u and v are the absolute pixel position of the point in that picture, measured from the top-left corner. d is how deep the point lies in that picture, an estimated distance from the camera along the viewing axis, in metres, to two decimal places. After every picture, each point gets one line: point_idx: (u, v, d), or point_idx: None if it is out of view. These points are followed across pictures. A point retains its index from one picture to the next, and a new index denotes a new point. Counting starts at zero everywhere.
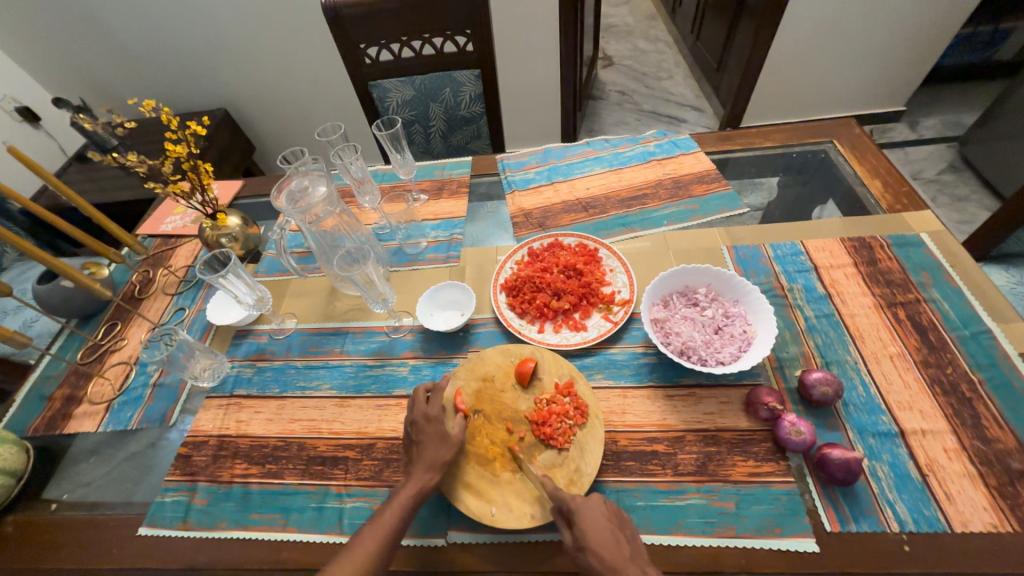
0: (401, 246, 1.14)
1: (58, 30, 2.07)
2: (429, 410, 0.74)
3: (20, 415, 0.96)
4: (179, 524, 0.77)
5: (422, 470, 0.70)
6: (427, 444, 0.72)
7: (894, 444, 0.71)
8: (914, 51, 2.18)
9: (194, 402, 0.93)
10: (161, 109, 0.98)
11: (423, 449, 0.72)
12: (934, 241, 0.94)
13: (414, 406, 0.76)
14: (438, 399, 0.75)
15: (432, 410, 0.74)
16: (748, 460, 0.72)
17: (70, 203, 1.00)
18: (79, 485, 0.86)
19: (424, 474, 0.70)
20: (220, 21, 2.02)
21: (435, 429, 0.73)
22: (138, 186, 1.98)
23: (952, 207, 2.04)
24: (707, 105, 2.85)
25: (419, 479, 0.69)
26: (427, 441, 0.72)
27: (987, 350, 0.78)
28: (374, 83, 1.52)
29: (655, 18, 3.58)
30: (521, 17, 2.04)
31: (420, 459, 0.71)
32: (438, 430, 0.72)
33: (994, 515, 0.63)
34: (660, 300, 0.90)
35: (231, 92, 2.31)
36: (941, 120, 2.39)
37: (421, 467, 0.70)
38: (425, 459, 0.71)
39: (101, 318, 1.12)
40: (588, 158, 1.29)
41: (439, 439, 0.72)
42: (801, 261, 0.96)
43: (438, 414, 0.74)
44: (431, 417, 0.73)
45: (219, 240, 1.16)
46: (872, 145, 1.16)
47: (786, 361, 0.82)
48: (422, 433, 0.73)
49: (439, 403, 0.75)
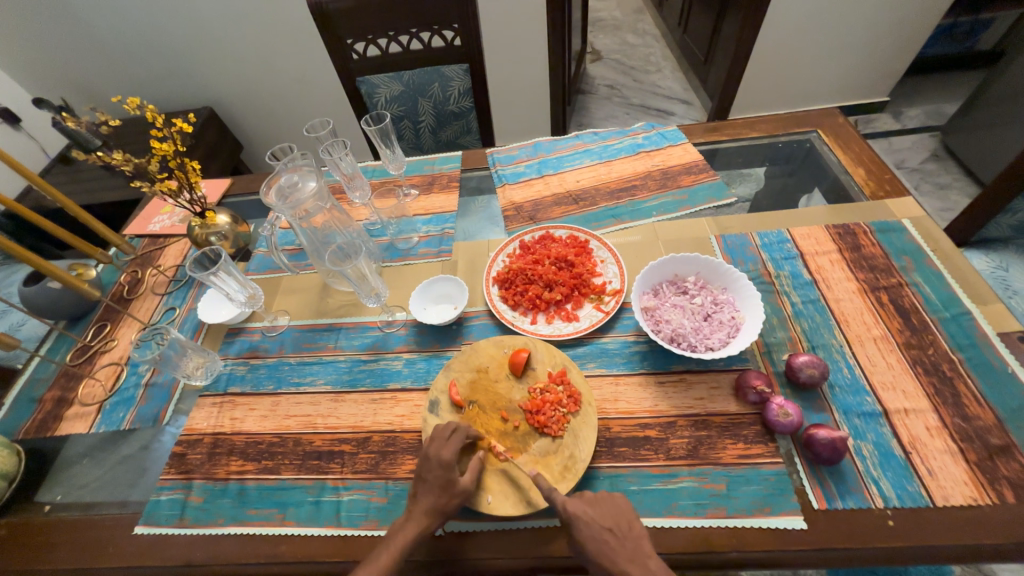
0: (392, 241, 1.14)
1: (36, 28, 2.03)
2: (444, 452, 0.69)
3: (9, 420, 0.95)
4: (176, 522, 0.77)
5: (421, 515, 0.67)
6: (430, 487, 0.69)
7: (878, 423, 0.73)
8: (897, 43, 2.22)
9: (187, 402, 0.93)
10: (146, 106, 0.97)
11: (425, 489, 0.69)
12: (915, 227, 0.96)
13: (433, 441, 0.72)
14: (454, 441, 0.70)
15: (446, 452, 0.69)
16: (737, 442, 0.73)
17: (55, 202, 0.98)
18: (74, 487, 0.85)
19: (422, 520, 0.67)
20: (204, 19, 2.00)
21: (444, 476, 0.68)
22: (123, 186, 1.95)
23: (935, 195, 2.08)
24: (695, 98, 2.86)
25: (418, 525, 0.67)
26: (431, 482, 0.69)
27: (967, 331, 0.80)
28: (362, 79, 1.51)
29: (643, 12, 3.59)
30: (508, 11, 2.04)
31: (421, 500, 0.68)
32: (446, 477, 0.68)
33: (974, 489, 0.65)
34: (650, 289, 0.91)
35: (216, 90, 2.28)
36: (924, 110, 2.43)
37: (421, 510, 0.68)
38: (426, 503, 0.68)
39: (90, 320, 1.11)
40: (578, 151, 1.30)
41: (444, 485, 0.68)
42: (787, 248, 0.98)
43: (450, 460, 0.69)
44: (443, 460, 0.69)
45: (208, 239, 1.15)
46: (856, 134, 1.18)
47: (774, 346, 0.84)
48: (430, 474, 0.69)
49: (454, 445, 0.70)
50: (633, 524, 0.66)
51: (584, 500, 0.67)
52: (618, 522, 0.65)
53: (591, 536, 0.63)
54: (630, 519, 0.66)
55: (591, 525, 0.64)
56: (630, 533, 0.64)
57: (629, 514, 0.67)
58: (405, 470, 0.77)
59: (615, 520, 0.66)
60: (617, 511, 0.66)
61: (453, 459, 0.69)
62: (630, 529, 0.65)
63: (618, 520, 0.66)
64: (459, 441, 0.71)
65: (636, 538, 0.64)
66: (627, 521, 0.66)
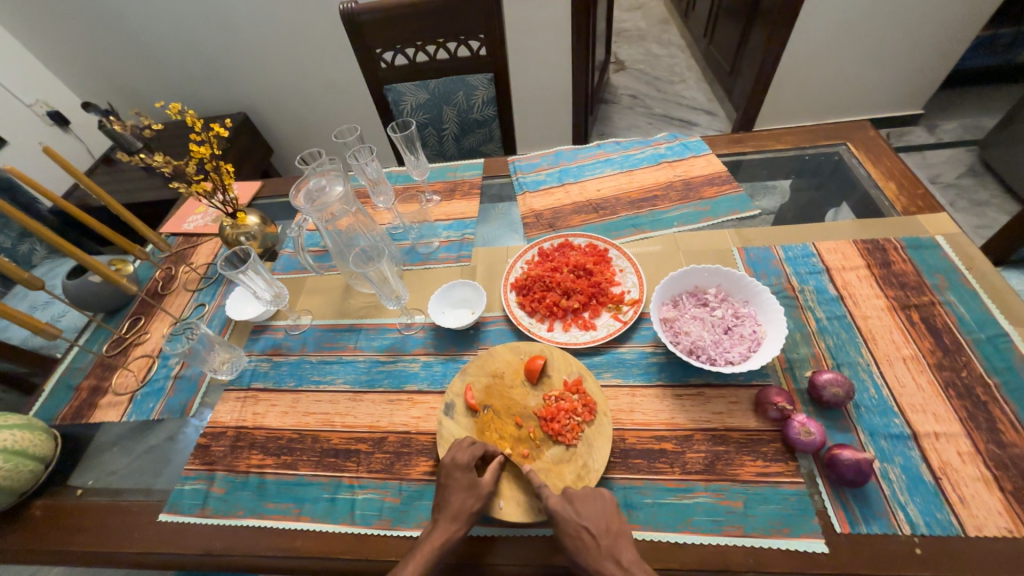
0: (413, 245, 1.17)
1: (90, 37, 2.16)
2: (460, 455, 0.72)
3: (49, 406, 1.00)
4: (198, 511, 0.79)
5: (448, 519, 0.68)
6: (454, 491, 0.70)
7: (906, 446, 0.70)
8: (932, 54, 2.15)
9: (212, 395, 0.96)
10: (186, 111, 1.00)
11: (449, 495, 0.69)
12: (950, 244, 0.93)
13: (451, 447, 0.74)
14: (471, 445, 0.73)
15: (462, 455, 0.72)
16: (757, 460, 0.72)
17: (100, 200, 1.03)
18: (104, 473, 0.89)
19: (449, 524, 0.67)
20: (241, 29, 2.09)
21: (466, 477, 0.70)
22: (160, 186, 2.04)
23: (971, 211, 2.00)
24: (720, 109, 2.84)
25: (445, 530, 0.67)
26: (455, 486, 0.70)
27: (1003, 354, 0.77)
28: (389, 87, 1.55)
29: (668, 23, 3.58)
30: (533, 22, 2.06)
31: (446, 507, 0.69)
32: (468, 477, 0.70)
33: (1009, 519, 0.62)
34: (669, 300, 0.90)
35: (250, 96, 2.37)
36: (961, 124, 2.35)
37: (447, 516, 0.68)
38: (451, 508, 0.68)
39: (125, 313, 1.16)
40: (599, 160, 1.30)
41: (468, 486, 0.70)
42: (813, 263, 0.96)
43: (468, 461, 0.71)
44: (461, 462, 0.71)
45: (238, 239, 1.19)
46: (887, 148, 1.15)
47: (796, 362, 0.82)
48: (452, 478, 0.70)
49: (470, 449, 0.73)
50: (613, 522, 0.65)
51: (569, 498, 0.67)
52: (597, 521, 0.65)
53: (569, 532, 0.64)
54: (611, 518, 0.66)
55: (572, 523, 0.64)
56: (608, 532, 0.64)
57: (612, 514, 0.66)
58: (420, 471, 0.78)
59: (596, 518, 0.65)
60: (599, 510, 0.66)
61: (472, 459, 0.72)
62: (608, 528, 0.64)
63: (598, 518, 0.65)
64: (478, 447, 0.73)
65: (613, 537, 0.64)
66: (609, 518, 0.65)
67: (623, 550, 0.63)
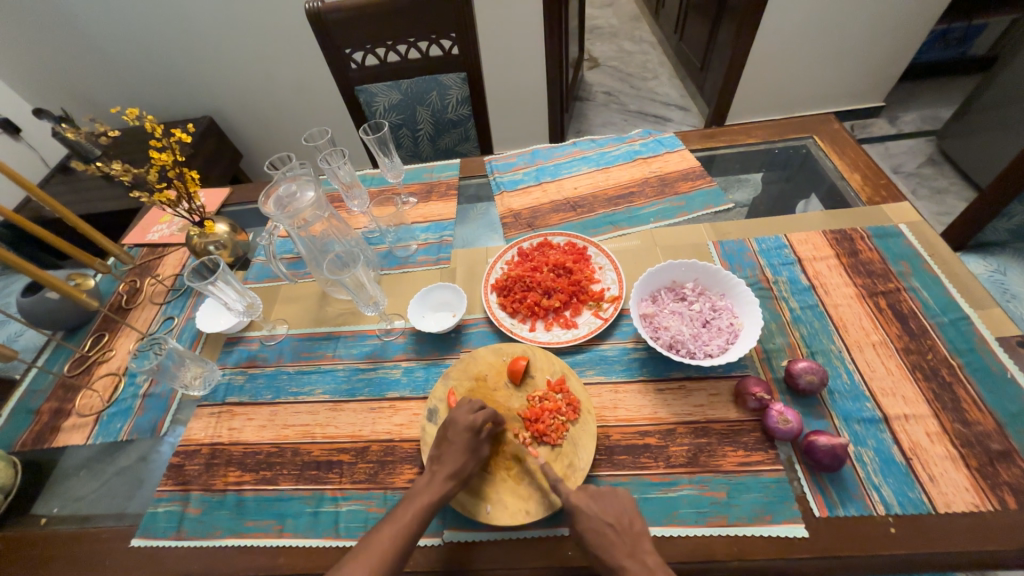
0: (390, 249, 1.15)
1: (39, 39, 2.05)
2: (466, 416, 0.72)
3: (6, 431, 0.95)
4: (174, 535, 0.76)
5: (445, 477, 0.68)
6: (455, 452, 0.70)
7: (878, 429, 0.73)
8: (891, 47, 2.24)
9: (186, 411, 0.93)
10: (145, 116, 0.96)
11: (449, 451, 0.70)
12: (912, 232, 0.97)
13: (458, 407, 0.73)
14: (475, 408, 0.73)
15: (469, 416, 0.71)
16: (737, 450, 0.73)
17: (55, 214, 0.97)
18: (69, 499, 0.85)
19: (445, 482, 0.68)
20: (204, 29, 2.02)
21: (469, 438, 0.70)
22: (122, 195, 1.96)
23: (932, 199, 2.09)
24: (692, 104, 2.88)
25: (440, 487, 0.68)
26: (455, 448, 0.70)
27: (965, 336, 0.81)
28: (360, 88, 1.52)
29: (639, 19, 3.62)
30: (506, 20, 2.05)
31: (444, 464, 0.69)
32: (470, 440, 0.70)
33: (975, 495, 0.65)
34: (648, 296, 0.91)
35: (216, 99, 2.30)
36: (920, 115, 2.44)
37: (444, 473, 0.69)
38: (450, 466, 0.69)
39: (87, 330, 1.11)
40: (575, 158, 1.30)
41: (468, 448, 0.70)
42: (785, 254, 0.98)
43: (475, 424, 0.71)
44: (467, 424, 0.71)
45: (206, 249, 1.15)
46: (851, 140, 1.19)
47: (773, 352, 0.84)
48: (455, 437, 0.70)
49: (479, 413, 0.72)
50: (634, 520, 0.64)
51: (589, 494, 0.66)
52: (618, 517, 0.64)
53: (590, 528, 0.63)
54: (632, 515, 0.65)
55: (592, 519, 0.63)
56: (628, 530, 0.63)
57: (632, 512, 0.65)
58: (404, 480, 0.77)
59: (618, 515, 0.64)
60: (619, 507, 0.65)
61: (480, 423, 0.71)
62: (629, 526, 0.63)
63: (619, 515, 0.64)
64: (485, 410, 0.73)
65: (634, 535, 0.63)
66: (629, 516, 0.64)
67: (645, 548, 0.62)
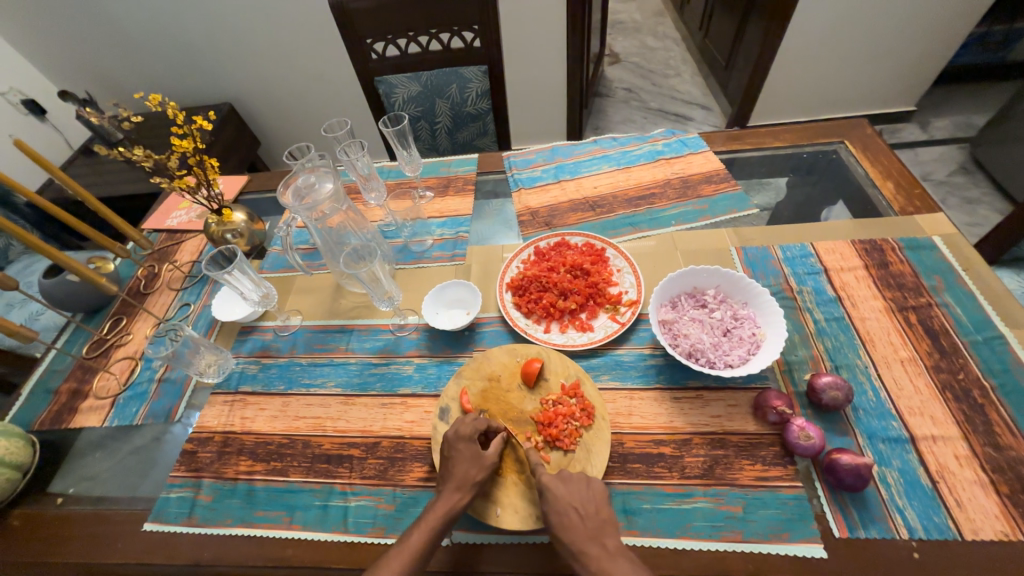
0: (406, 243, 1.14)
1: (66, 22, 2.07)
2: (463, 428, 0.72)
3: (26, 410, 0.96)
4: (185, 521, 0.77)
5: (453, 489, 0.68)
6: (458, 463, 0.70)
7: (904, 449, 0.70)
8: (926, 50, 2.15)
9: (200, 397, 0.94)
10: (167, 103, 0.95)
11: (453, 465, 0.70)
12: (946, 244, 0.93)
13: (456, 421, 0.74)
14: (473, 420, 0.73)
15: (465, 428, 0.72)
16: (755, 464, 0.71)
17: (75, 196, 0.98)
18: (85, 479, 0.86)
19: (453, 493, 0.67)
20: (226, 15, 2.02)
21: (469, 449, 0.70)
22: (142, 179, 1.98)
23: (961, 209, 2.02)
24: (715, 103, 2.82)
25: (449, 499, 0.67)
26: (459, 458, 0.70)
27: (1000, 356, 0.77)
28: (380, 79, 1.50)
29: (663, 15, 3.54)
30: (528, 12, 2.02)
31: (451, 477, 0.69)
32: (472, 449, 0.70)
33: (1005, 523, 0.62)
34: (668, 301, 0.89)
35: (236, 86, 2.31)
36: (953, 121, 2.36)
37: (451, 485, 0.68)
38: (456, 477, 0.68)
39: (106, 313, 1.12)
40: (596, 157, 1.28)
41: (472, 457, 0.70)
42: (811, 263, 0.95)
43: (471, 434, 0.71)
44: (464, 435, 0.71)
45: (223, 236, 1.15)
46: (884, 146, 1.14)
47: (795, 365, 0.82)
48: (455, 450, 0.71)
49: (473, 422, 0.73)
50: (601, 507, 0.64)
51: (559, 477, 0.67)
52: (587, 503, 0.65)
53: (558, 509, 0.63)
54: (599, 503, 0.65)
55: (559, 501, 0.64)
56: (596, 516, 0.63)
57: (601, 498, 0.66)
58: (414, 478, 0.76)
59: (585, 501, 0.65)
60: (589, 493, 0.66)
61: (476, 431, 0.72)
62: (596, 512, 0.64)
63: (585, 501, 0.65)
64: (479, 420, 0.73)
65: (600, 521, 0.63)
66: (596, 501, 0.65)
67: (608, 533, 0.62)
